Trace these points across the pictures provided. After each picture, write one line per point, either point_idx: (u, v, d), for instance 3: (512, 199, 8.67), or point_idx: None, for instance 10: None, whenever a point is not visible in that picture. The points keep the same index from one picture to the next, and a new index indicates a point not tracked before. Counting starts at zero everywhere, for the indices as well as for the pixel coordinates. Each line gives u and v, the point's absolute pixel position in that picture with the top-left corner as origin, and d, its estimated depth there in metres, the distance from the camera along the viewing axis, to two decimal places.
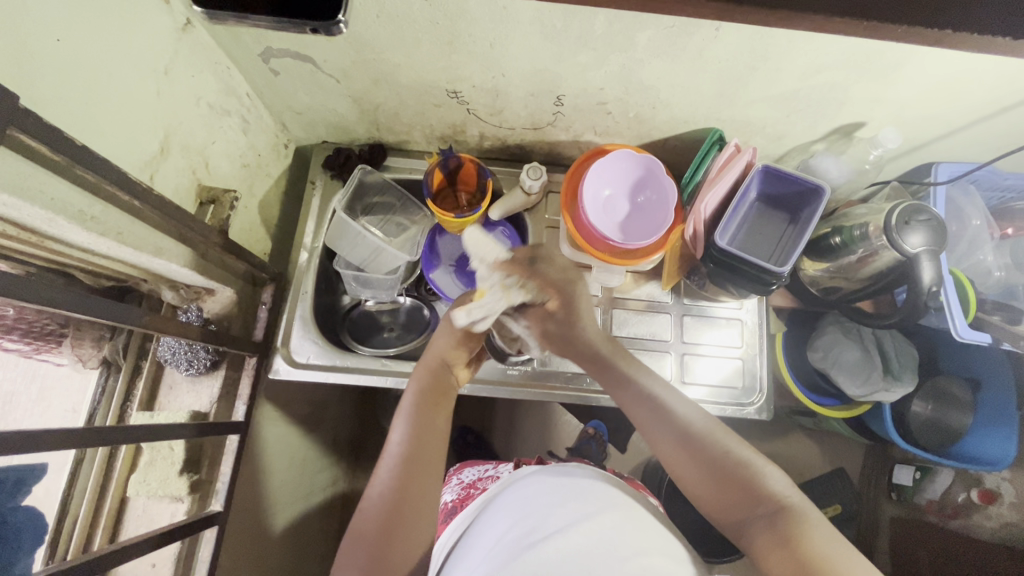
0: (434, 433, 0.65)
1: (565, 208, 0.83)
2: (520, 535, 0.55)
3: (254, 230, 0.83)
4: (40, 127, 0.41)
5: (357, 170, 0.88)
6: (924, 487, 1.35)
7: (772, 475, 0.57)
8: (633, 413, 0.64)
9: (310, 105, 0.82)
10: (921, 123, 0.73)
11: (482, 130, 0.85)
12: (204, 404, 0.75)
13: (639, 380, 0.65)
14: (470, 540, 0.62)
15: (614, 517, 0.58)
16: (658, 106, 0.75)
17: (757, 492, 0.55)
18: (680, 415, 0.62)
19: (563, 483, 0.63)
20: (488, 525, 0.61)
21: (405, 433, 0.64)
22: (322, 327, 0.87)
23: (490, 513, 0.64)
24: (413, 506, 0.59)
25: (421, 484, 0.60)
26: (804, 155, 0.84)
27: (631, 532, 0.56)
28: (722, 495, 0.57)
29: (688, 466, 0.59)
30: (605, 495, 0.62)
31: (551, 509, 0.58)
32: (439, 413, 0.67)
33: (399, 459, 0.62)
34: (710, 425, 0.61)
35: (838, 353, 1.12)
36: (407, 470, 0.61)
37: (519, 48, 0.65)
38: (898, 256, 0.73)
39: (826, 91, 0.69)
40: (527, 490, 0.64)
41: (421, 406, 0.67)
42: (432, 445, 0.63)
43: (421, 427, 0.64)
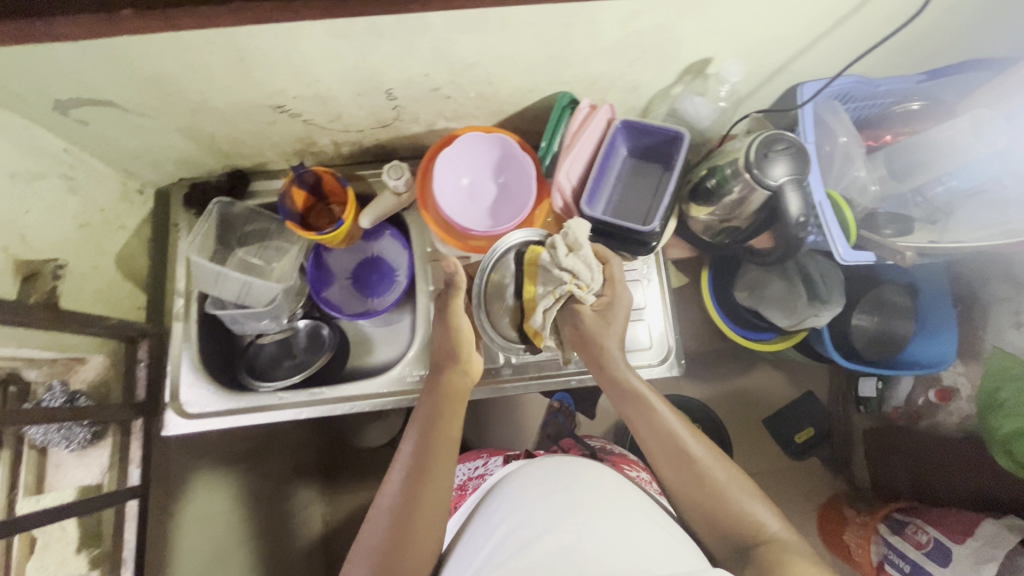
0: (448, 436, 0.66)
1: (424, 205, 0.77)
2: (518, 534, 0.60)
3: (117, 287, 0.79)
4: None
5: (215, 203, 0.83)
6: (888, 396, 1.35)
7: (760, 510, 0.60)
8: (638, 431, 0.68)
9: (143, 146, 0.77)
10: (767, 47, 0.69)
11: (332, 138, 0.80)
12: (95, 475, 0.73)
13: (650, 404, 0.68)
14: (475, 529, 0.68)
15: (602, 512, 0.61)
16: (494, 80, 0.71)
17: (744, 525, 0.59)
18: (688, 449, 0.64)
19: (555, 475, 0.68)
20: (488, 517, 0.67)
21: (419, 433, 0.66)
22: (216, 372, 0.84)
23: (492, 503, 0.69)
24: (423, 494, 0.60)
25: (434, 475, 0.62)
26: (668, 100, 0.80)
27: (618, 522, 0.60)
28: (716, 525, 0.60)
29: (686, 495, 0.62)
30: (598, 484, 0.67)
31: (544, 502, 0.63)
32: (449, 420, 0.67)
33: (413, 453, 0.64)
34: (709, 453, 0.64)
35: (763, 288, 1.12)
36: (418, 475, 0.62)
37: (316, 50, 0.61)
38: (765, 191, 0.70)
39: (655, 34, 0.65)
40: (519, 484, 0.69)
41: (431, 407, 0.69)
42: (444, 443, 0.65)
43: (435, 423, 0.67)
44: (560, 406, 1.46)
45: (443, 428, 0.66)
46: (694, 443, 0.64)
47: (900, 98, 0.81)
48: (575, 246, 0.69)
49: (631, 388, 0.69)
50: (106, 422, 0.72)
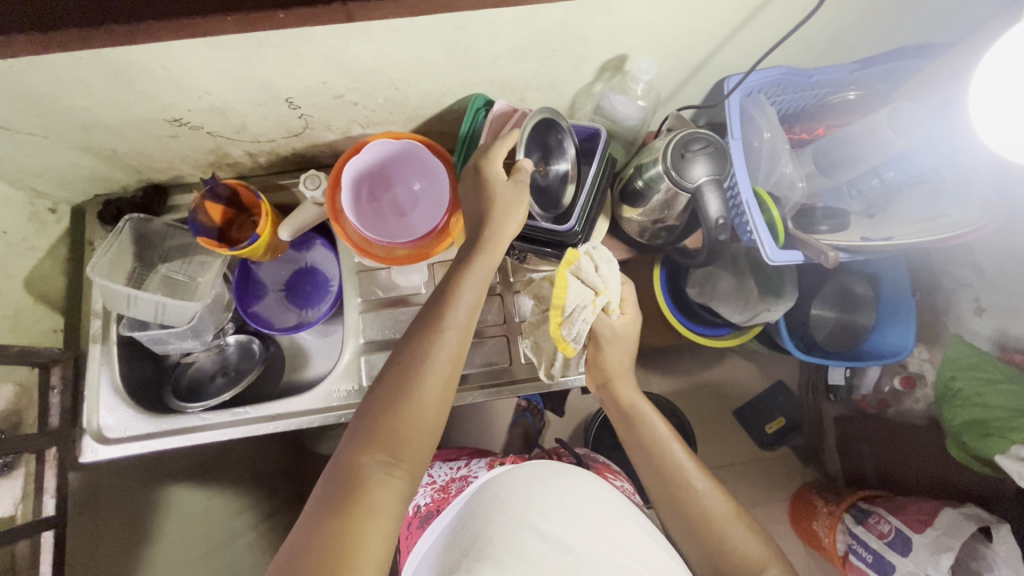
0: (446, 373, 0.55)
1: (334, 216, 0.71)
2: (518, 529, 0.59)
3: (26, 311, 0.76)
4: None
5: (125, 223, 0.79)
6: (856, 384, 1.30)
7: (753, 546, 0.61)
8: (637, 458, 0.71)
9: (44, 165, 0.74)
10: (682, 41, 0.66)
11: (245, 148, 0.77)
12: (8, 508, 0.70)
13: (655, 433, 0.72)
14: (450, 529, 0.66)
15: (597, 514, 0.63)
16: (400, 84, 0.68)
17: (736, 560, 0.61)
18: (690, 480, 0.67)
19: (552, 475, 0.68)
20: (469, 514, 0.66)
21: (424, 338, 0.56)
22: (138, 393, 0.82)
23: (473, 502, 0.67)
24: (418, 409, 0.53)
25: (431, 394, 0.54)
26: (592, 98, 0.77)
27: (609, 530, 0.62)
28: (706, 555, 0.62)
29: (681, 524, 0.65)
30: (590, 488, 0.68)
31: (543, 501, 0.63)
32: (454, 352, 0.56)
33: (415, 360, 0.55)
34: (708, 489, 0.66)
35: (713, 283, 1.10)
36: (405, 411, 0.53)
37: (196, 62, 0.57)
38: (686, 192, 0.68)
39: (559, 33, 0.62)
40: (512, 476, 0.68)
41: (429, 328, 0.57)
42: (449, 360, 0.56)
43: (447, 321, 0.57)
44: (527, 407, 1.45)
45: (442, 357, 0.55)
46: (696, 476, 0.67)
47: (836, 87, 0.79)
48: (604, 262, 0.70)
49: (638, 413, 0.74)
50: (15, 453, 0.69)
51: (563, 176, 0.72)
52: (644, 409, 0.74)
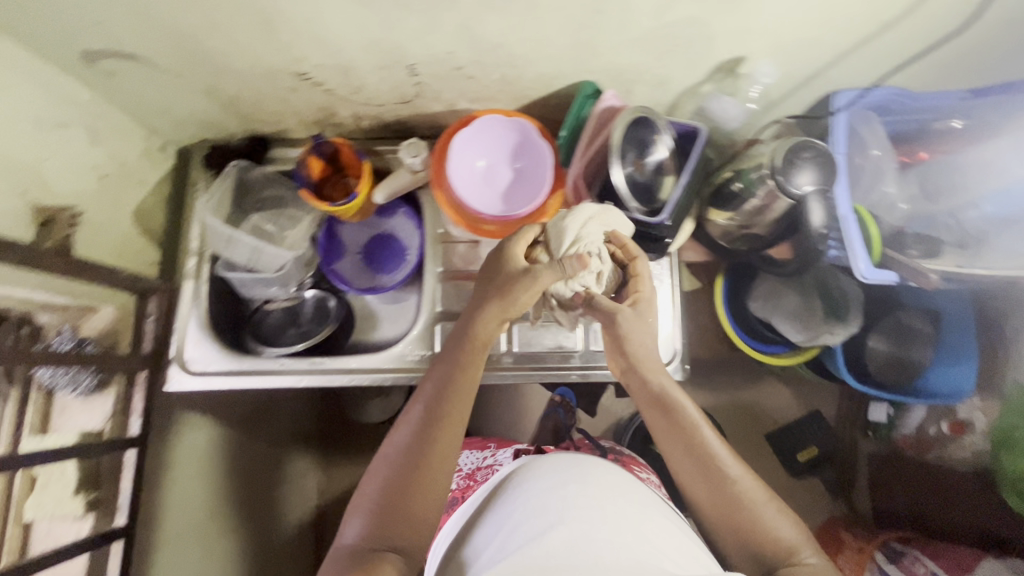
0: (461, 398, 0.64)
1: (439, 184, 0.76)
2: (533, 522, 0.61)
3: (133, 240, 0.80)
4: None
5: (232, 167, 0.85)
6: (899, 424, 1.26)
7: (787, 529, 0.60)
8: (665, 446, 0.66)
9: (167, 104, 0.77)
10: (803, 50, 0.67)
11: (353, 110, 0.80)
12: (97, 422, 0.74)
13: (684, 419, 0.65)
14: (484, 515, 0.69)
15: (614, 504, 0.63)
16: (519, 63, 0.69)
17: (771, 544, 0.59)
18: (723, 465, 0.63)
19: (563, 465, 0.69)
20: (500, 505, 0.68)
21: (427, 401, 0.64)
22: (221, 332, 0.86)
23: (502, 494, 0.69)
24: (431, 463, 0.60)
25: (443, 444, 0.61)
26: (696, 99, 0.78)
27: (627, 515, 0.62)
28: (738, 537, 0.61)
29: (712, 507, 0.63)
30: (608, 478, 0.68)
31: (556, 492, 0.64)
32: (468, 380, 0.65)
33: (421, 420, 0.63)
34: (742, 470, 0.63)
35: (778, 300, 1.09)
36: (427, 434, 0.62)
37: (341, 18, 0.60)
38: (788, 199, 0.68)
39: (687, 28, 0.63)
40: (535, 468, 0.70)
41: (444, 364, 0.67)
42: (455, 412, 0.63)
43: (449, 381, 0.65)
44: (561, 401, 1.46)
45: (456, 386, 0.65)
46: (730, 462, 0.63)
47: None
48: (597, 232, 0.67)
49: (665, 394, 0.66)
50: (112, 371, 0.74)
51: (661, 168, 0.74)
52: (675, 391, 0.67)
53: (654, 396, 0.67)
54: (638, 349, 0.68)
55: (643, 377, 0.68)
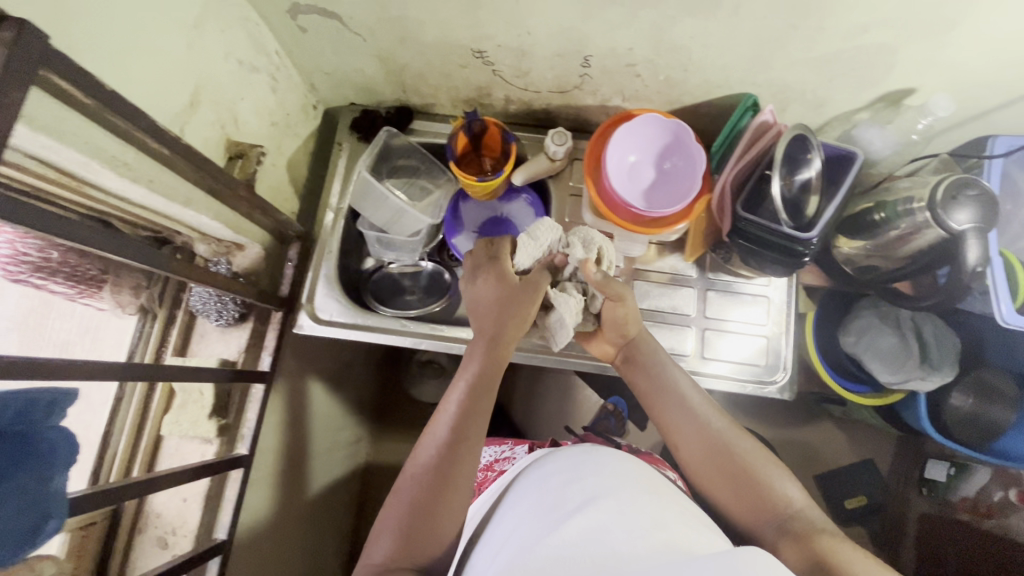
0: (487, 404, 0.63)
1: (588, 173, 0.80)
2: (546, 514, 0.54)
3: (283, 188, 0.85)
4: (91, 84, 0.42)
5: (382, 132, 0.88)
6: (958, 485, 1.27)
7: (783, 481, 0.62)
8: (658, 412, 0.69)
9: (338, 65, 0.82)
10: (978, 90, 0.67)
11: (508, 93, 0.83)
12: (232, 353, 0.79)
13: (670, 384, 0.69)
14: (495, 520, 0.62)
15: (635, 496, 0.55)
16: (691, 67, 0.72)
17: (773, 496, 0.61)
18: (709, 423, 0.66)
19: (578, 463, 0.62)
20: (515, 505, 0.61)
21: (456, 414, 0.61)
22: (345, 287, 0.89)
23: (512, 499, 0.63)
24: (456, 479, 0.58)
25: (468, 454, 0.59)
26: (846, 125, 0.79)
27: (652, 509, 0.53)
28: (742, 496, 0.62)
29: (710, 467, 0.65)
30: (628, 474, 0.61)
31: (567, 485, 0.58)
32: (495, 386, 0.64)
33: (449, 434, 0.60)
34: (731, 427, 0.67)
35: (872, 338, 1.07)
36: (461, 443, 0.59)
37: (545, 3, 0.63)
38: (942, 234, 0.69)
39: (874, 53, 0.64)
40: (544, 470, 0.65)
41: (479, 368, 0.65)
42: (480, 422, 0.62)
43: (477, 392, 0.63)
44: (612, 409, 1.39)
45: (490, 389, 0.63)
46: (715, 416, 0.67)
47: None
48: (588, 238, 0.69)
49: (648, 365, 0.71)
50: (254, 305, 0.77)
51: (806, 187, 0.75)
52: (664, 361, 0.72)
53: (648, 368, 0.71)
54: (635, 333, 0.73)
55: (640, 351, 0.73)
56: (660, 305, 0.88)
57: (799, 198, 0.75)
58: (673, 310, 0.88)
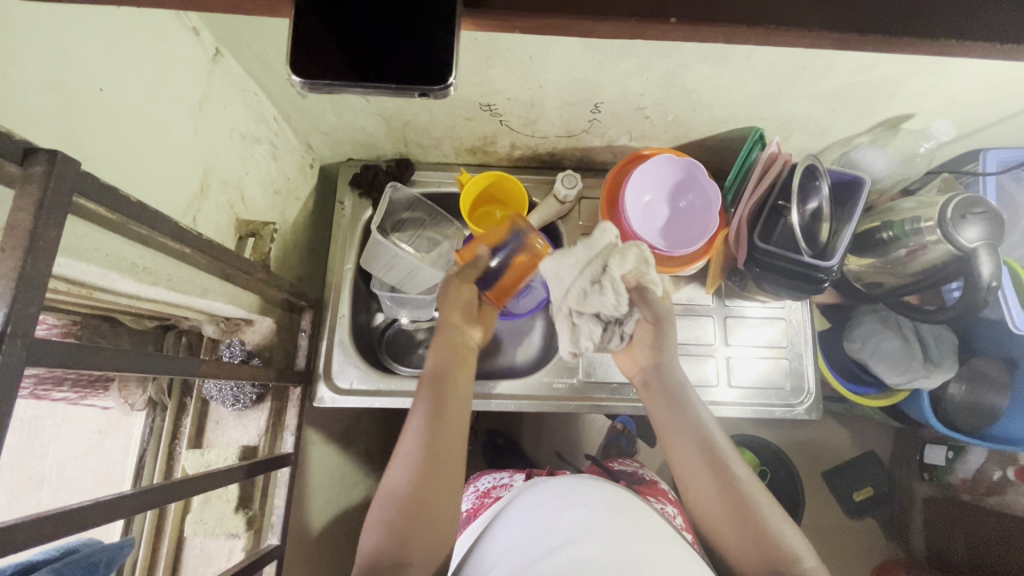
0: (441, 450, 0.57)
1: (606, 217, 0.80)
2: (534, 543, 0.57)
3: (287, 254, 0.81)
4: (117, 200, 0.39)
5: (386, 187, 0.84)
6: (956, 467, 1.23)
7: (797, 540, 0.55)
8: (667, 439, 0.64)
9: (338, 124, 0.79)
10: (972, 111, 0.70)
11: (513, 140, 0.82)
12: (252, 437, 0.74)
13: (689, 412, 0.64)
14: (485, 547, 0.65)
15: (623, 527, 0.58)
16: (699, 107, 0.73)
17: (780, 555, 0.53)
18: (727, 465, 0.60)
19: (573, 491, 0.66)
20: (503, 534, 0.63)
21: (427, 423, 0.58)
22: (360, 350, 0.86)
23: (501, 527, 0.65)
24: (440, 489, 0.55)
25: (446, 484, 0.56)
26: (846, 148, 0.82)
27: (639, 538, 0.57)
28: (747, 547, 0.55)
29: (713, 504, 0.58)
30: (615, 499, 0.65)
31: (559, 514, 0.61)
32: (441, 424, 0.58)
33: (419, 451, 0.56)
34: (748, 473, 0.60)
35: (876, 342, 1.08)
36: (410, 512, 0.53)
37: (560, 58, 0.62)
38: (954, 250, 0.71)
39: (878, 85, 0.66)
40: (538, 492, 0.68)
41: (425, 415, 0.59)
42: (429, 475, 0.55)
43: (449, 385, 0.62)
44: (622, 429, 1.37)
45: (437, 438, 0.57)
46: (734, 460, 0.61)
47: None
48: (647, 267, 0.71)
49: (670, 390, 0.67)
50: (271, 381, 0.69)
51: (818, 215, 0.76)
52: (690, 395, 0.66)
53: (673, 397, 0.66)
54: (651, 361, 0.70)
55: (661, 378, 0.69)
56: (681, 337, 0.88)
57: (810, 228, 0.76)
58: (695, 341, 0.88)
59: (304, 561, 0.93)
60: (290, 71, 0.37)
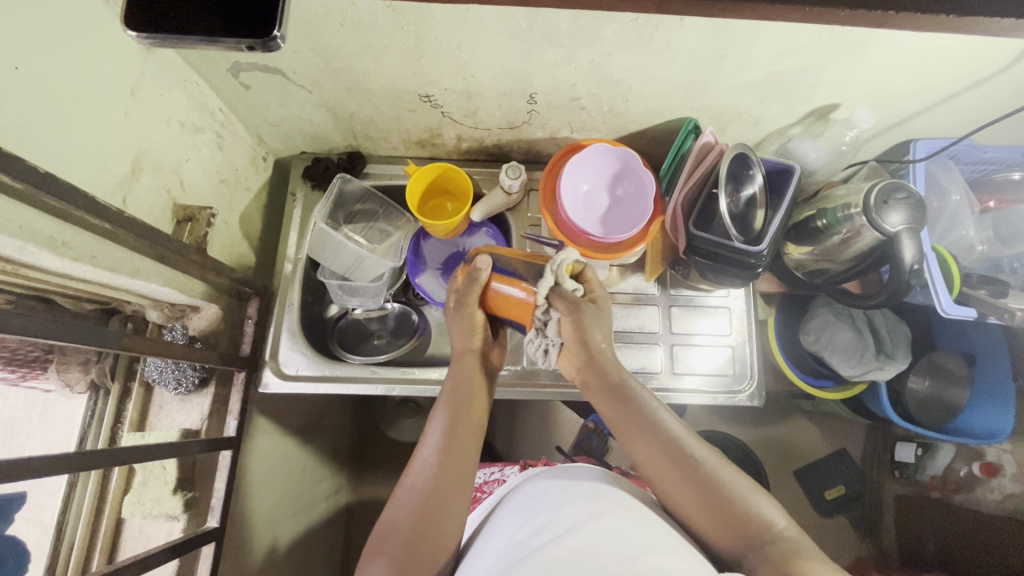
0: (471, 424, 0.65)
1: (544, 206, 0.82)
2: (528, 536, 0.57)
3: (236, 243, 0.83)
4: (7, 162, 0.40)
5: (335, 179, 0.86)
6: (926, 464, 1.25)
7: (769, 508, 0.58)
8: (644, 463, 0.62)
9: (285, 117, 0.81)
10: (892, 101, 0.73)
11: (458, 132, 0.85)
12: (194, 421, 0.76)
13: (639, 400, 0.65)
14: (482, 541, 0.63)
15: (623, 519, 0.58)
16: (631, 98, 0.75)
17: (755, 522, 0.57)
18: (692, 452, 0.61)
19: (575, 484, 0.65)
20: (501, 527, 0.63)
21: (435, 458, 0.62)
22: (310, 338, 0.88)
23: (501, 519, 0.65)
24: (451, 504, 0.59)
25: (464, 459, 0.62)
26: (782, 139, 0.84)
27: (641, 533, 0.56)
28: (725, 523, 0.57)
29: (684, 495, 0.59)
30: (615, 492, 0.64)
31: (557, 507, 0.60)
32: (476, 402, 0.68)
33: (426, 483, 0.60)
34: (710, 456, 0.61)
35: (830, 334, 1.10)
36: (443, 469, 0.61)
37: (486, 48, 0.65)
38: (878, 235, 0.73)
39: (798, 74, 0.69)
40: (537, 485, 0.67)
41: (451, 402, 0.67)
42: (466, 451, 0.63)
43: (458, 417, 0.65)
44: (594, 427, 1.35)
45: (468, 412, 0.66)
46: (698, 449, 0.62)
47: (1004, 166, 0.81)
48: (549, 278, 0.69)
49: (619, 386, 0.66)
50: (183, 359, 0.67)
51: (752, 202, 0.78)
52: (633, 387, 0.66)
53: (637, 406, 0.64)
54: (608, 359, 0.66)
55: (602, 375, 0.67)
56: (626, 325, 0.90)
57: (744, 214, 0.78)
58: (641, 330, 0.90)
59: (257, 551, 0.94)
60: (126, 30, 0.42)
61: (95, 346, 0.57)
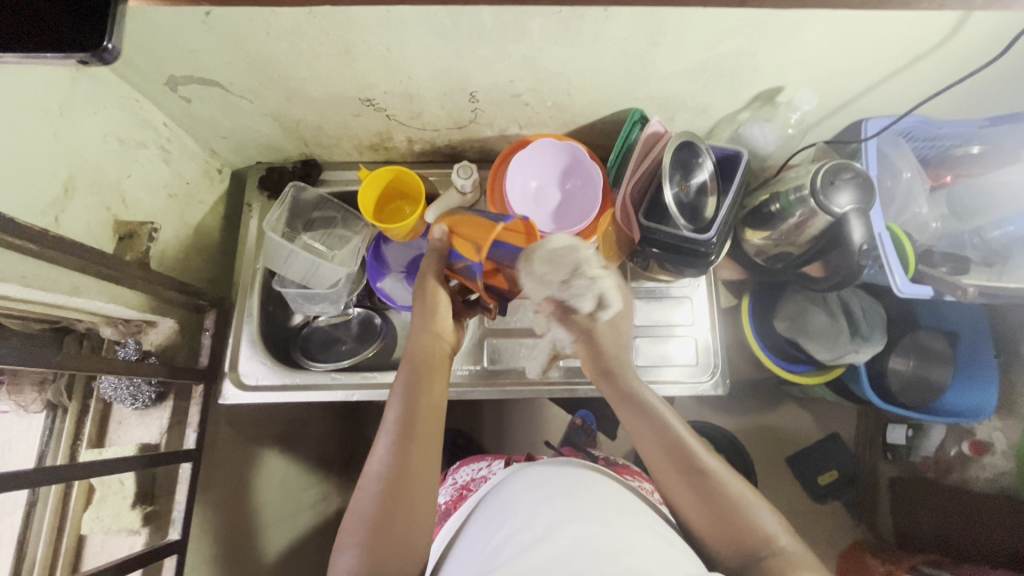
0: (433, 402, 0.61)
1: (494, 205, 0.82)
2: (505, 540, 0.54)
3: (192, 256, 0.83)
4: None
5: (289, 187, 0.86)
6: (918, 445, 1.21)
7: (764, 515, 0.54)
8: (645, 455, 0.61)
9: (234, 129, 0.81)
10: (835, 81, 0.72)
11: (408, 135, 0.85)
12: (153, 436, 0.77)
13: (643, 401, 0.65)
14: (465, 544, 0.62)
15: (606, 519, 0.54)
16: (573, 92, 0.75)
17: (750, 532, 0.52)
18: (689, 447, 0.59)
19: (557, 482, 0.62)
20: (480, 529, 0.61)
21: (397, 434, 0.57)
22: (271, 347, 0.88)
23: (483, 518, 0.63)
24: (417, 486, 0.54)
25: (425, 437, 0.57)
26: (733, 125, 0.84)
27: (622, 529, 0.53)
28: (719, 526, 0.53)
29: (680, 489, 0.57)
30: (601, 491, 0.61)
31: (537, 507, 0.57)
32: (437, 380, 0.64)
33: (393, 465, 0.54)
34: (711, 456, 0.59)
35: (805, 321, 1.08)
36: (408, 446, 0.55)
37: (416, 50, 0.65)
38: (829, 218, 0.72)
39: (735, 59, 0.68)
40: (520, 482, 0.65)
41: (409, 379, 0.62)
42: (429, 425, 0.58)
43: (416, 398, 0.60)
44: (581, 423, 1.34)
45: (427, 390, 0.61)
46: (700, 447, 0.59)
47: (961, 140, 0.79)
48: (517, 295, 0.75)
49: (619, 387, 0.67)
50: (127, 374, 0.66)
51: (703, 189, 0.76)
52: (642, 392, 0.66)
53: (642, 404, 0.64)
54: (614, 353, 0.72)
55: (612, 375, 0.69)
56: None
57: (694, 202, 0.76)
58: None
59: (237, 559, 0.95)
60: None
61: (21, 364, 0.54)
